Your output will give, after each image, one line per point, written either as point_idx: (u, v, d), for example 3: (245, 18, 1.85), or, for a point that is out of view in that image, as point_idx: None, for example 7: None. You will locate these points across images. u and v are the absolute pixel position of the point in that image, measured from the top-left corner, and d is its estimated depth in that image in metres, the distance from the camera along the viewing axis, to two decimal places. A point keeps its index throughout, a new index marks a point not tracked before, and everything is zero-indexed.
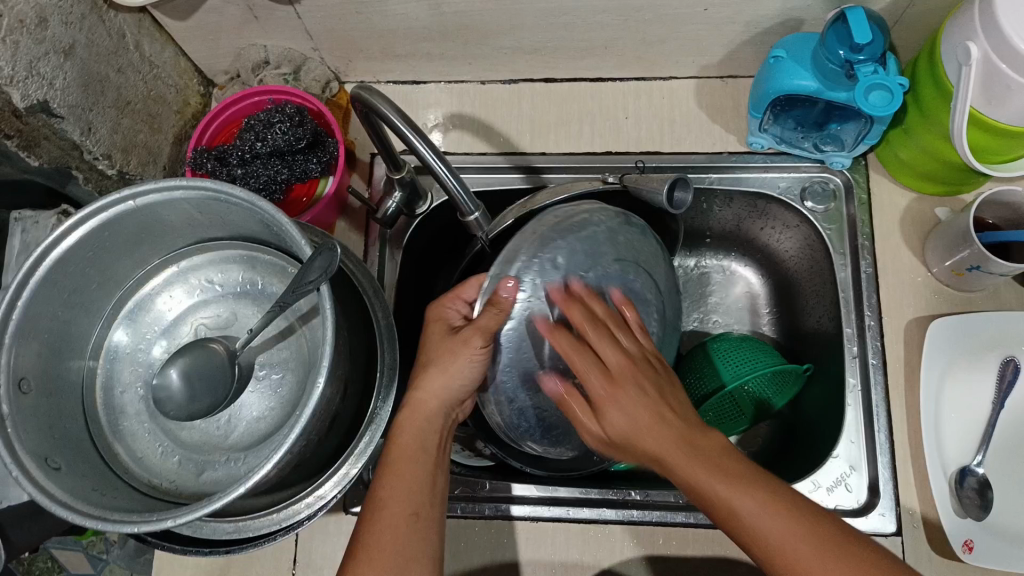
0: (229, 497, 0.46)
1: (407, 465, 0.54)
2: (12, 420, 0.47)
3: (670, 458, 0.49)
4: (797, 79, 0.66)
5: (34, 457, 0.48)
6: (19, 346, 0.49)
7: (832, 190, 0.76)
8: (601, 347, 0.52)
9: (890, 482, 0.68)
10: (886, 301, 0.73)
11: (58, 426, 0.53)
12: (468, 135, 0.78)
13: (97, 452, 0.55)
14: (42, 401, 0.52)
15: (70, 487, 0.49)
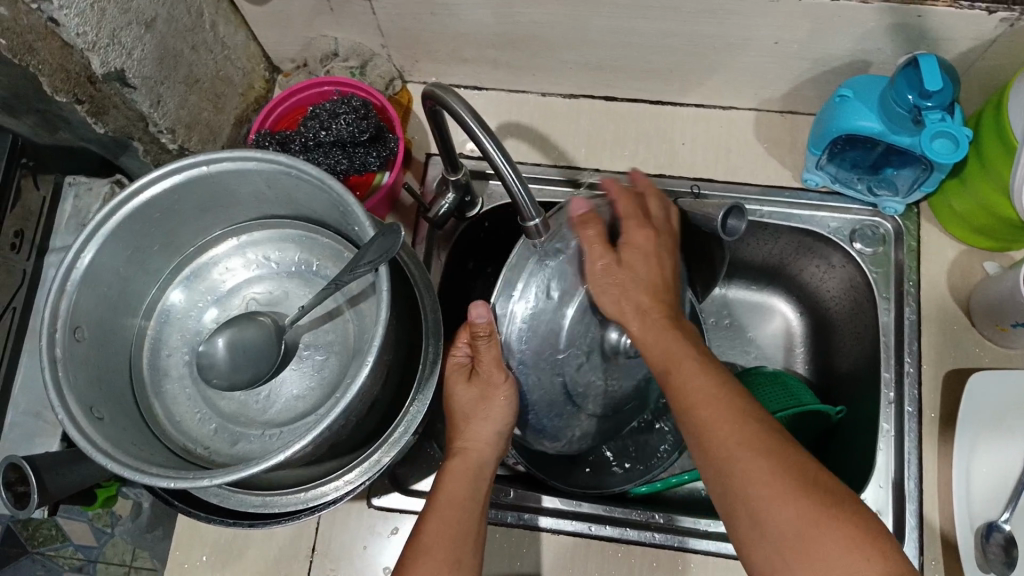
0: (267, 462, 0.45)
1: (450, 509, 0.56)
2: (64, 364, 0.49)
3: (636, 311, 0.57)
4: (860, 120, 0.66)
5: (80, 404, 0.49)
6: (80, 293, 0.52)
7: (881, 235, 0.75)
8: (631, 284, 0.57)
9: (917, 531, 0.67)
10: (926, 349, 0.72)
11: (104, 379, 0.54)
12: (525, 144, 0.79)
13: (138, 411, 0.56)
14: (94, 351, 0.53)
15: (112, 438, 0.50)
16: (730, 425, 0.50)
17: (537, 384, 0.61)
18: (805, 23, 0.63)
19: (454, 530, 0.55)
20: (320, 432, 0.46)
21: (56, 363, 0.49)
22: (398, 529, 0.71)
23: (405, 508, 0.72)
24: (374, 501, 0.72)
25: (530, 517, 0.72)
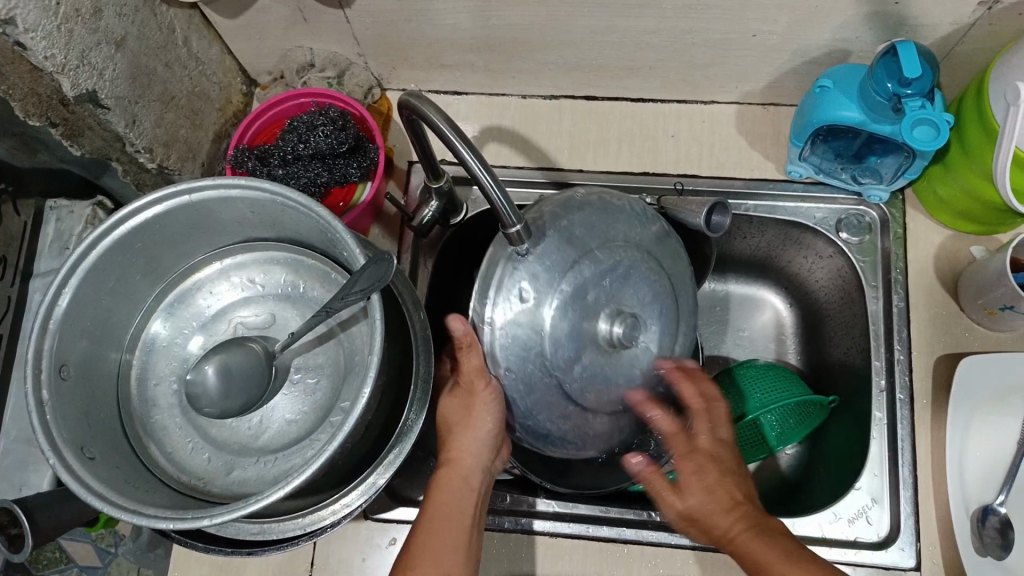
0: (268, 498, 0.44)
1: (441, 523, 0.56)
2: (52, 405, 0.48)
3: (722, 522, 0.57)
4: (841, 110, 0.66)
5: (70, 445, 0.48)
6: (61, 331, 0.51)
7: (868, 223, 0.75)
8: (706, 499, 0.58)
9: (912, 517, 0.68)
10: (916, 337, 0.72)
11: (93, 415, 0.53)
12: (507, 147, 0.78)
13: (129, 444, 0.55)
14: (80, 387, 0.53)
15: (106, 477, 0.49)
16: None
17: (538, 404, 0.55)
18: (781, 15, 0.63)
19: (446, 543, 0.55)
20: (320, 465, 0.46)
21: (43, 405, 0.48)
22: (396, 539, 0.71)
23: (403, 517, 0.72)
24: (372, 514, 0.72)
25: (528, 521, 0.72)
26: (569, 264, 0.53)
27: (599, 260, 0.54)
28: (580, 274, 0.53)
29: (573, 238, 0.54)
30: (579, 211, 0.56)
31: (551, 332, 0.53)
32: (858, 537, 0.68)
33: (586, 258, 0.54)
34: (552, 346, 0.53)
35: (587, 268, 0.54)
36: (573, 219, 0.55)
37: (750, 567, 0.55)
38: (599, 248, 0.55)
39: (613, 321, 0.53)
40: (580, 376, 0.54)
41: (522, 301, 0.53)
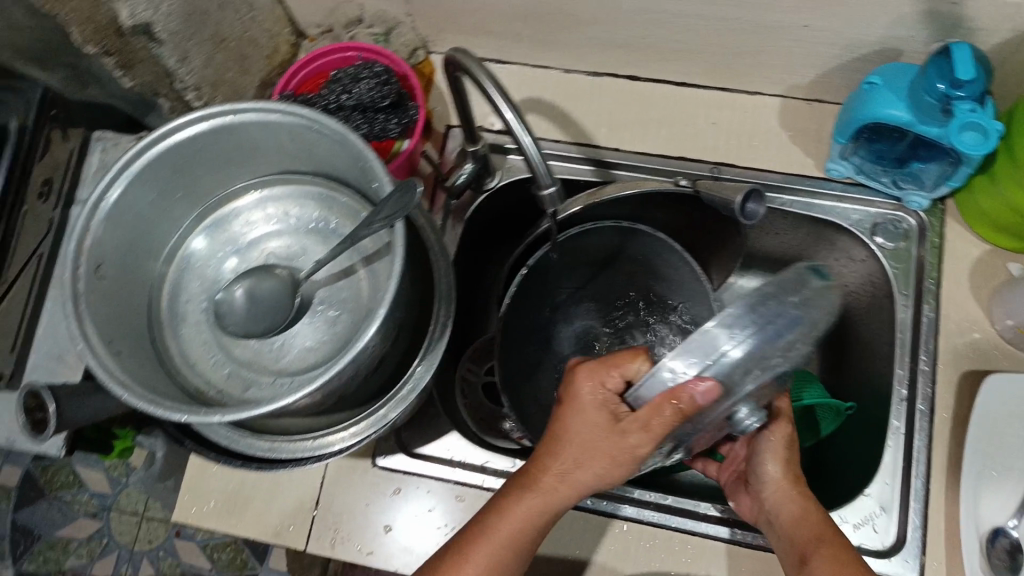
0: (277, 402, 0.48)
1: (500, 538, 0.55)
2: (86, 296, 0.54)
3: (775, 486, 0.63)
4: (888, 108, 0.65)
5: (100, 337, 0.54)
6: (103, 227, 0.56)
7: (904, 230, 0.74)
8: (769, 468, 0.63)
9: (920, 529, 0.66)
10: (943, 349, 0.71)
11: (124, 316, 0.58)
12: (546, 120, 0.79)
13: (153, 347, 0.61)
14: (115, 287, 0.58)
15: (130, 369, 0.54)
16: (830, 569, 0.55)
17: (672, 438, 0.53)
18: (834, 8, 0.61)
19: (501, 568, 0.55)
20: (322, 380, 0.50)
21: (78, 298, 0.53)
22: (400, 489, 0.73)
23: (410, 469, 0.73)
24: (379, 461, 0.73)
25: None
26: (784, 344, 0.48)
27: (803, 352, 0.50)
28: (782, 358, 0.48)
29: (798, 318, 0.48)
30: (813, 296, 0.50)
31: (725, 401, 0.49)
32: (862, 543, 0.67)
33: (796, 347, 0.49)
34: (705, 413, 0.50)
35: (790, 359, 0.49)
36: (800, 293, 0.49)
37: (785, 530, 0.60)
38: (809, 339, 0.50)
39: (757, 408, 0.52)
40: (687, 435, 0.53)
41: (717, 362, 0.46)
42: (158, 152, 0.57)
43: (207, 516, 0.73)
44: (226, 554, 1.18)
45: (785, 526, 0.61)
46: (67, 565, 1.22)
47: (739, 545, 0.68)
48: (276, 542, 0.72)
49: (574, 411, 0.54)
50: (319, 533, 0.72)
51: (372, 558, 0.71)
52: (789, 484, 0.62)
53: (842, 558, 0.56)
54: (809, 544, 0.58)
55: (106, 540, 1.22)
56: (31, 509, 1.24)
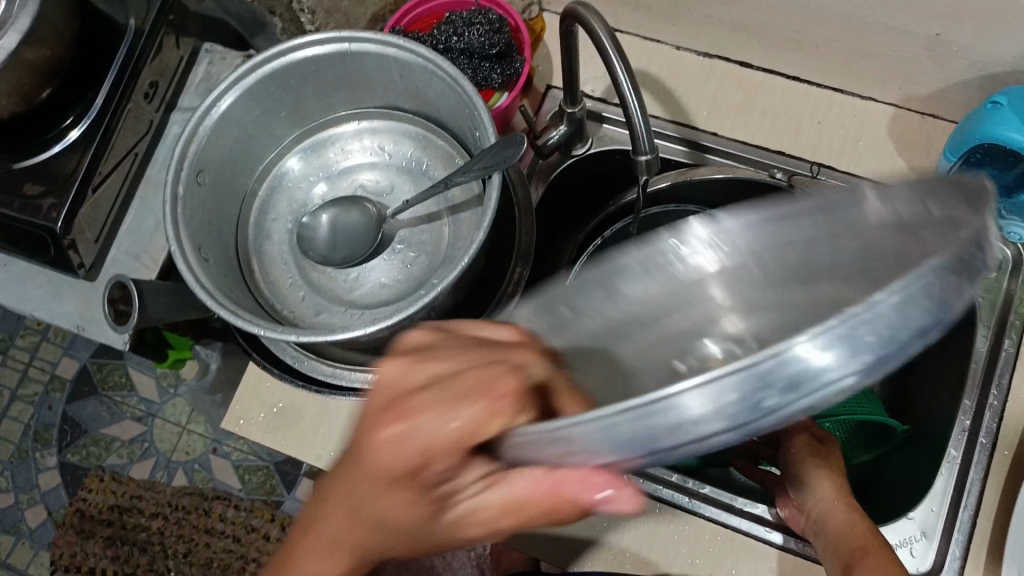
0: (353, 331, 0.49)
1: None
2: (183, 200, 0.55)
3: (828, 495, 0.63)
4: (1007, 130, 0.62)
5: (192, 243, 0.55)
6: (209, 135, 0.57)
7: (999, 261, 0.70)
8: (821, 475, 0.64)
9: (958, 561, 0.64)
10: (1018, 387, 0.68)
11: (214, 224, 0.60)
12: (649, 95, 0.78)
13: (238, 259, 0.62)
14: (210, 195, 0.60)
15: (215, 278, 0.56)
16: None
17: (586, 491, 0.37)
18: (971, 17, 0.59)
19: None
20: (401, 320, 0.51)
21: (177, 199, 0.55)
22: None
23: None
24: None
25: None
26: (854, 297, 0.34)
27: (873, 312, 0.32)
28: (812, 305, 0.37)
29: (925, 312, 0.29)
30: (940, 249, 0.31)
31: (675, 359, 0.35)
32: None
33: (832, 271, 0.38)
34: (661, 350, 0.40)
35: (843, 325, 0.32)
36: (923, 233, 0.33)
37: (847, 545, 0.58)
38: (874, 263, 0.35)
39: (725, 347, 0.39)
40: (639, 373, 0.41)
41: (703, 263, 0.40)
42: (271, 69, 0.58)
43: (254, 428, 0.75)
44: (257, 476, 1.23)
45: (838, 535, 0.59)
46: (107, 462, 1.27)
47: (789, 553, 0.66)
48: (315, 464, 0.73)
49: (360, 472, 0.37)
50: None
51: None
52: (837, 497, 0.62)
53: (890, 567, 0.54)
54: (854, 554, 0.57)
55: (147, 444, 1.27)
56: (83, 403, 1.29)
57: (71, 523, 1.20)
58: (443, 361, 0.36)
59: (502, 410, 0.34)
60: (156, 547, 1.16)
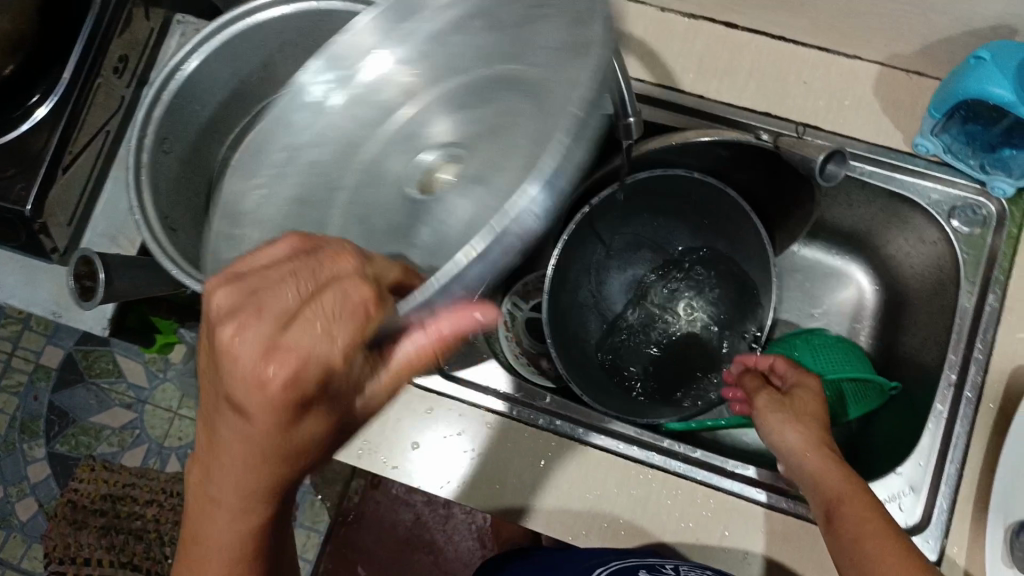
0: None
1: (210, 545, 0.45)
2: (149, 168, 0.59)
3: (803, 446, 0.65)
4: (992, 86, 0.62)
5: (158, 212, 0.59)
6: (172, 105, 0.61)
7: (982, 217, 0.72)
8: (795, 427, 0.67)
9: (946, 513, 0.66)
10: (1002, 340, 0.69)
11: (184, 193, 0.64)
12: (633, 59, 0.77)
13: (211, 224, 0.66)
14: (179, 165, 0.63)
15: (181, 245, 0.60)
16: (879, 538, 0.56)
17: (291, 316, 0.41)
18: None
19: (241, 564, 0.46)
20: None
21: (142, 167, 0.58)
22: (433, 409, 0.72)
23: (443, 390, 0.73)
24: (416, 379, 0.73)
25: (581, 431, 0.71)
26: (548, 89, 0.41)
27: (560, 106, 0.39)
28: (512, 113, 0.44)
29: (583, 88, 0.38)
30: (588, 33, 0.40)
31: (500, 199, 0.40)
32: None
33: (453, 71, 0.48)
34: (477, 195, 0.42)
35: (544, 128, 0.40)
36: (579, 28, 0.41)
37: (827, 495, 0.60)
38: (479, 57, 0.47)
39: (440, 154, 0.47)
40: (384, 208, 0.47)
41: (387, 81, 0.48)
42: (237, 32, 0.61)
43: None
44: None
45: (818, 486, 0.61)
46: (97, 450, 1.26)
47: (776, 510, 0.68)
48: None
49: (223, 377, 0.39)
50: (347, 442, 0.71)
51: (393, 472, 0.70)
52: (808, 440, 0.65)
53: (868, 512, 0.57)
54: (832, 503, 0.59)
55: (138, 431, 1.26)
56: (70, 392, 1.28)
57: (64, 513, 1.21)
58: (275, 265, 0.39)
59: (357, 292, 0.38)
60: (153, 534, 1.20)
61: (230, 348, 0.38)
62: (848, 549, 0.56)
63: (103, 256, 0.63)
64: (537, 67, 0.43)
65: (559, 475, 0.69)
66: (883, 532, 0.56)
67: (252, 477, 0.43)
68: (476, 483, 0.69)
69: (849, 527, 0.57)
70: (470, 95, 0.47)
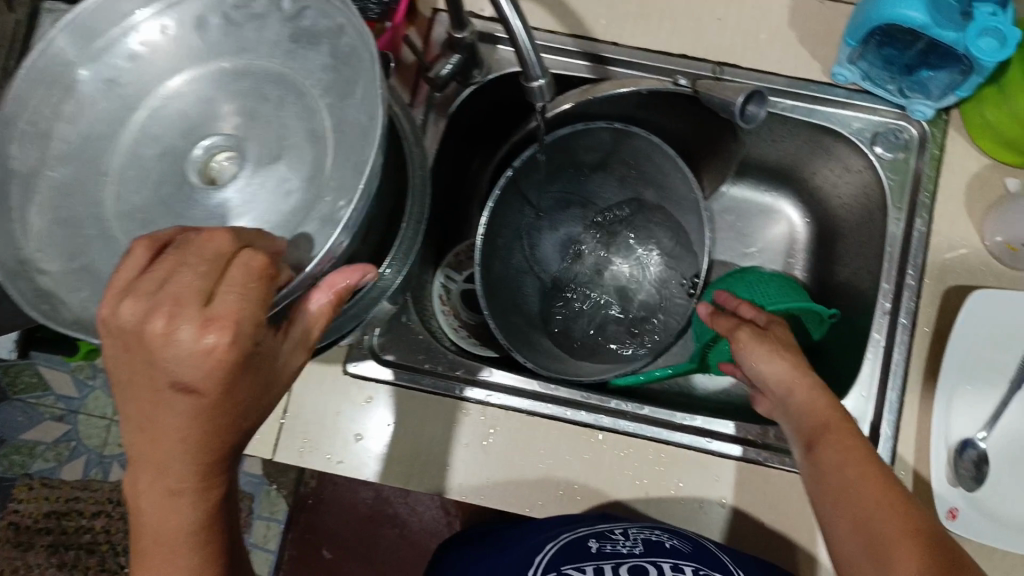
0: None
1: (172, 546, 0.40)
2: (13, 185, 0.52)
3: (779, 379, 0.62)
4: (905, 8, 0.60)
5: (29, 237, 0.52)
6: None
7: (905, 141, 0.72)
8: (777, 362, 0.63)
9: (890, 441, 0.66)
10: (932, 264, 0.69)
11: None
12: (541, 8, 0.72)
13: None
14: None
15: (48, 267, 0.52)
16: (871, 477, 0.54)
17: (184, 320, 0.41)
18: None
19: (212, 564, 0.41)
20: None
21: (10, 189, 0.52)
22: (372, 398, 0.69)
23: (382, 377, 0.70)
24: (350, 367, 0.70)
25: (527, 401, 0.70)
26: (318, 103, 0.47)
27: (329, 127, 0.46)
28: (278, 108, 0.47)
29: (352, 116, 0.45)
30: (356, 57, 0.46)
31: (291, 202, 0.45)
32: None
33: (211, 55, 0.48)
34: (256, 194, 0.45)
35: (317, 144, 0.46)
36: (343, 48, 0.46)
37: (811, 430, 0.59)
38: (240, 49, 0.48)
39: (217, 145, 0.46)
40: (157, 190, 0.46)
41: (145, 54, 0.47)
42: None
43: None
44: None
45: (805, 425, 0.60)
46: (34, 468, 1.20)
47: (750, 462, 0.68)
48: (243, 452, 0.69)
49: (162, 372, 0.35)
50: (287, 443, 0.68)
51: (340, 468, 0.67)
52: (789, 368, 0.62)
53: (849, 439, 0.57)
54: (816, 432, 0.59)
55: (74, 444, 1.20)
56: None
57: (7, 537, 1.17)
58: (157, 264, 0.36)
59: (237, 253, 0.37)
60: (104, 546, 1.17)
61: (162, 343, 0.34)
62: (827, 475, 0.56)
63: None
64: (305, 72, 0.47)
65: (510, 448, 0.68)
66: (861, 458, 0.55)
67: (207, 464, 0.38)
68: (427, 466, 0.67)
69: (829, 455, 0.57)
70: (250, 87, 0.47)
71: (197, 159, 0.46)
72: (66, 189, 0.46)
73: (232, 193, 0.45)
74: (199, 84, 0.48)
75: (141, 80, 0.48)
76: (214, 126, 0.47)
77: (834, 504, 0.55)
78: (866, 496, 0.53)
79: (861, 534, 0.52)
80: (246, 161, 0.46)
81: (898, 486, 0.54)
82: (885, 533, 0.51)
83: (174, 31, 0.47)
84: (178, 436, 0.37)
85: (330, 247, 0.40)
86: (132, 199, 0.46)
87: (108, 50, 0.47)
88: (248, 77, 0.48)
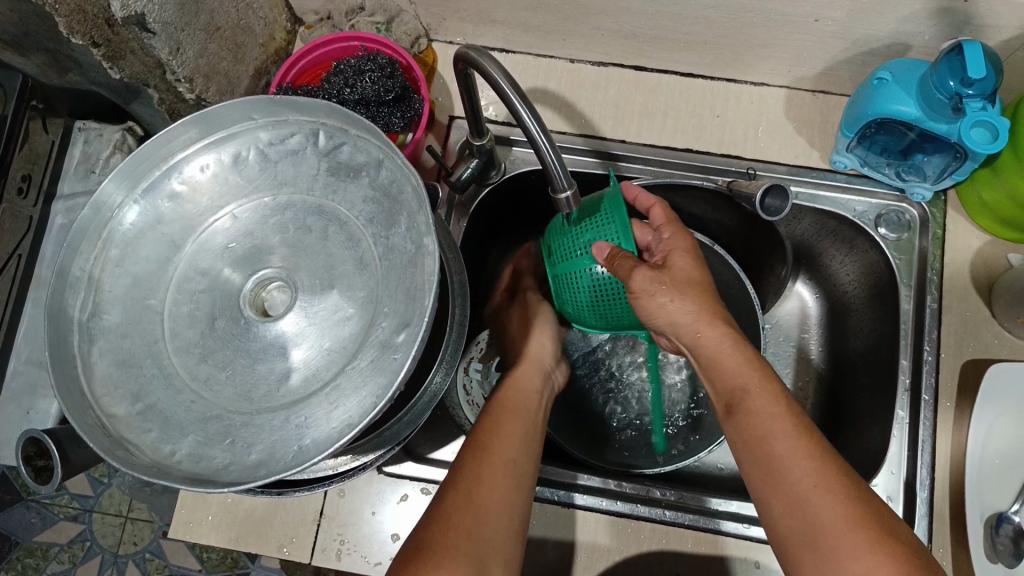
0: (260, 430, 0.46)
1: (487, 475, 0.55)
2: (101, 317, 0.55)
3: (694, 337, 0.60)
4: (897, 104, 0.66)
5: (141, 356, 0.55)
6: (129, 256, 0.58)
7: (907, 221, 0.75)
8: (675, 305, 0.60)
9: (926, 518, 0.67)
10: (945, 339, 0.71)
11: None
12: (553, 112, 0.79)
13: None
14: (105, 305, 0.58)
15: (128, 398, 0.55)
16: (809, 463, 0.52)
17: (274, 445, 0.46)
18: (845, 2, 0.62)
19: (508, 500, 0.54)
20: (307, 398, 0.47)
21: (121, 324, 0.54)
22: (406, 496, 0.74)
23: (414, 474, 0.74)
24: (386, 467, 0.74)
25: (562, 493, 0.71)
26: (361, 233, 0.50)
27: (376, 256, 0.49)
28: (323, 238, 0.51)
29: (399, 244, 0.48)
30: (397, 189, 0.50)
31: (348, 327, 0.48)
32: None
33: (252, 189, 0.52)
34: (311, 321, 0.49)
35: (365, 271, 0.49)
36: (383, 181, 0.50)
37: (728, 391, 0.58)
38: (281, 184, 0.52)
39: (268, 278, 0.50)
40: (212, 326, 0.50)
41: (186, 192, 0.52)
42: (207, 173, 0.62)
43: (207, 529, 0.74)
44: (214, 553, 1.15)
45: (713, 365, 0.59)
46: (47, 570, 1.18)
47: None
48: (279, 554, 0.73)
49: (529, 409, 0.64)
50: (323, 544, 0.73)
51: (377, 569, 0.72)
52: (693, 319, 0.60)
53: (773, 408, 0.55)
54: (733, 396, 0.57)
55: (88, 543, 1.19)
56: (7, 512, 1.19)
57: None
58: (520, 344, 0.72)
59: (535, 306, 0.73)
60: None
61: (495, 413, 0.62)
62: (753, 441, 0.55)
63: (53, 433, 0.59)
64: (347, 204, 0.51)
65: (548, 536, 0.71)
66: (789, 431, 0.54)
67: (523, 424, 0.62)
68: None
69: (756, 426, 0.55)
70: (293, 219, 0.52)
71: (249, 292, 0.50)
72: (124, 330, 0.50)
73: (288, 324, 0.49)
74: (247, 217, 0.52)
75: (184, 216, 0.52)
76: (269, 263, 0.51)
77: (768, 482, 0.53)
78: (796, 473, 0.52)
79: (795, 513, 0.51)
80: (298, 289, 0.50)
81: (836, 463, 0.52)
82: (825, 528, 0.49)
83: (214, 168, 0.53)
84: (498, 455, 0.57)
85: (401, 379, 0.42)
86: (187, 333, 0.50)
87: (150, 191, 0.52)
88: (291, 210, 0.52)
